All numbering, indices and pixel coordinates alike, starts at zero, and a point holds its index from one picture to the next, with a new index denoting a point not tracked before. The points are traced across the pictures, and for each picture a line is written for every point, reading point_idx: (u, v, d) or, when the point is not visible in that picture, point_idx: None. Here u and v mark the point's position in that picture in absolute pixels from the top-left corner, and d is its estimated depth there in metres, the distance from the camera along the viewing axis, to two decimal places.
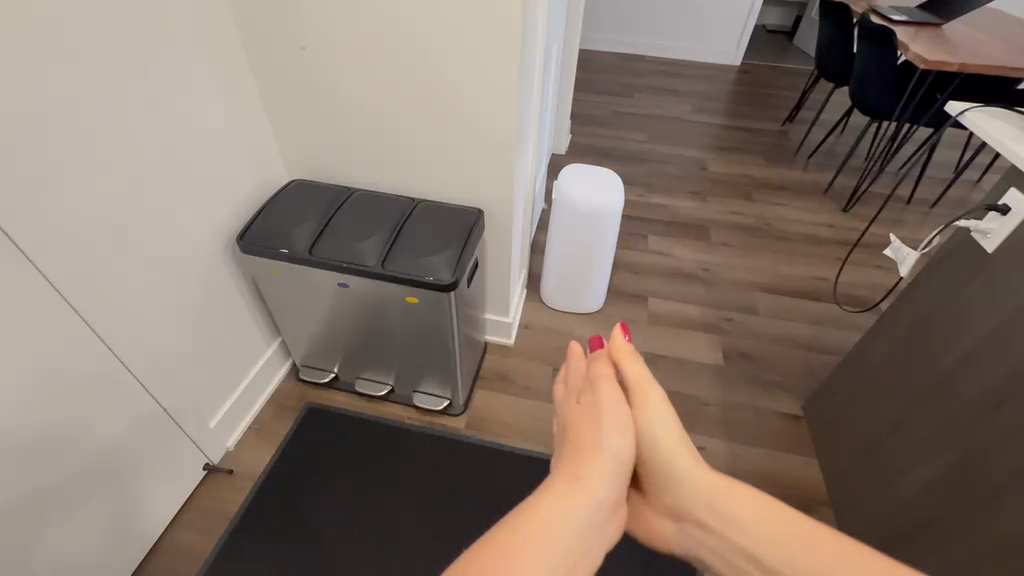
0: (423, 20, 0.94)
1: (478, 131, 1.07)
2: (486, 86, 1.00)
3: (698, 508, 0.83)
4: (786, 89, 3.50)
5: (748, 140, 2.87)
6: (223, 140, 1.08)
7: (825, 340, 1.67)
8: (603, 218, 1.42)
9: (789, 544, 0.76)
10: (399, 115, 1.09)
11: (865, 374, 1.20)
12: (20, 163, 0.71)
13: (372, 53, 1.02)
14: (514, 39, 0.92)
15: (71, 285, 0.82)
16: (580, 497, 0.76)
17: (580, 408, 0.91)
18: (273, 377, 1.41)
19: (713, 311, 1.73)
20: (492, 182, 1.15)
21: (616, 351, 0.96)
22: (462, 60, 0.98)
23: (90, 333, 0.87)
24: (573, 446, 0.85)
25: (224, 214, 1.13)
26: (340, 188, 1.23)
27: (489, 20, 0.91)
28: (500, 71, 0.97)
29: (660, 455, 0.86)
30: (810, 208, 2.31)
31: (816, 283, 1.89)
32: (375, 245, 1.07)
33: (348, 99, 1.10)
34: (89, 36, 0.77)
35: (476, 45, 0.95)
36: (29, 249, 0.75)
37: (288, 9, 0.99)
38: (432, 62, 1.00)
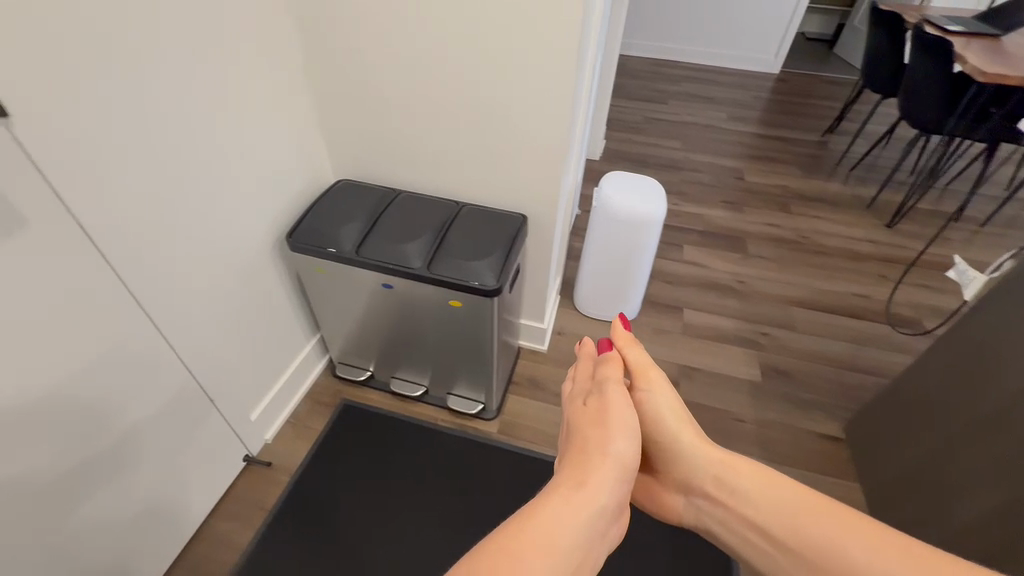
0: (477, 25, 0.95)
1: (526, 136, 1.08)
2: (534, 92, 1.01)
3: (704, 480, 0.84)
4: (825, 99, 3.42)
5: (786, 150, 2.80)
6: (277, 140, 1.11)
7: (867, 359, 1.61)
8: (646, 228, 1.41)
9: (796, 514, 0.75)
10: (447, 119, 1.10)
11: (916, 398, 1.16)
12: (84, 140, 0.74)
13: (423, 56, 1.03)
14: (566, 46, 0.93)
15: (122, 260, 0.83)
16: (588, 501, 0.73)
17: (586, 408, 0.89)
18: (311, 373, 1.43)
19: (750, 325, 1.69)
20: (538, 188, 1.15)
21: (620, 340, 0.98)
22: (513, 67, 0.99)
23: (137, 308, 0.88)
24: (577, 447, 0.83)
25: (273, 210, 1.15)
26: (386, 189, 1.25)
27: (543, 26, 0.92)
28: (555, 77, 0.97)
29: (666, 434, 0.88)
30: (851, 222, 2.24)
31: (858, 300, 1.83)
32: (420, 247, 1.08)
33: (398, 103, 1.11)
34: (158, 35, 0.81)
35: (528, 53, 0.96)
36: (87, 223, 0.77)
37: (344, 12, 1.01)
38: (482, 68, 1.01)
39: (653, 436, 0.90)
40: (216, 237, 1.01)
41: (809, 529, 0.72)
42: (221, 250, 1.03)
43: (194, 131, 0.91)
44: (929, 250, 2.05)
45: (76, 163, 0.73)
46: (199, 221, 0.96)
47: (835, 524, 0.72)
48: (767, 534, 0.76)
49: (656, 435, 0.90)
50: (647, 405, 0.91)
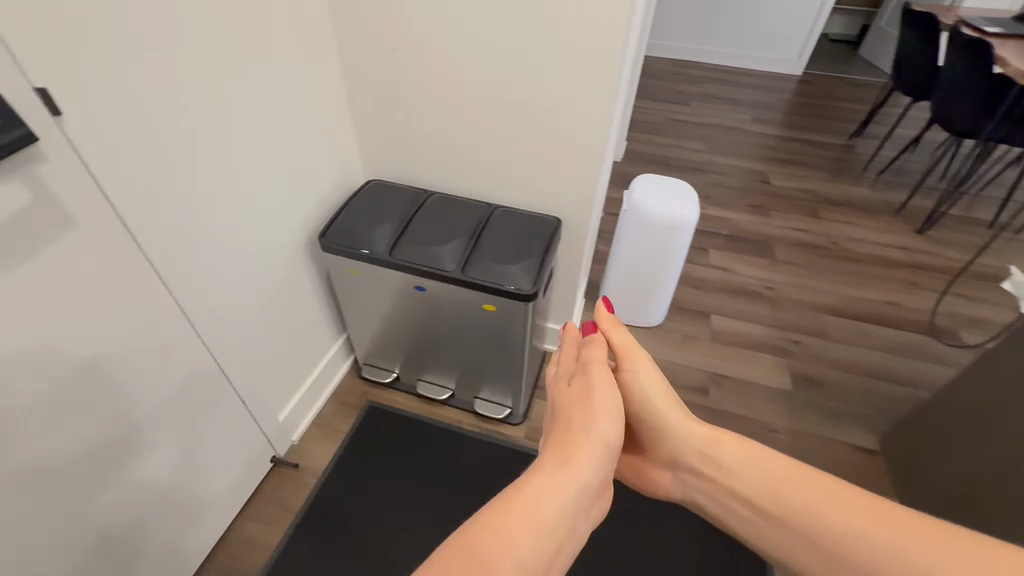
0: (519, 25, 0.93)
1: (564, 139, 1.06)
2: (575, 94, 0.99)
3: (690, 455, 0.85)
4: (851, 101, 3.35)
5: (812, 154, 2.75)
6: (311, 140, 1.10)
7: (903, 369, 1.57)
8: (680, 232, 1.38)
9: (777, 483, 0.75)
10: (484, 121, 1.09)
11: (961, 412, 1.12)
12: (126, 133, 0.73)
13: (462, 57, 1.01)
14: (610, 47, 0.90)
15: (156, 252, 0.82)
16: (572, 479, 0.71)
17: (572, 391, 0.88)
18: (335, 375, 1.42)
19: (780, 332, 1.65)
20: (574, 191, 1.13)
21: (604, 324, 0.96)
22: (554, 68, 0.97)
23: (171, 303, 0.86)
24: (561, 428, 0.82)
25: (305, 210, 1.14)
26: (417, 190, 1.23)
27: (587, 26, 0.89)
28: (598, 77, 0.95)
29: (653, 414, 0.89)
30: (881, 228, 2.19)
31: (891, 308, 1.78)
32: (454, 250, 1.06)
33: (433, 103, 1.10)
34: (202, 35, 0.80)
35: (570, 53, 0.94)
36: (126, 216, 0.76)
37: (381, 11, 1.00)
38: (521, 69, 0.99)
39: (640, 416, 0.91)
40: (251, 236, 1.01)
41: (786, 496, 0.73)
42: (254, 249, 1.02)
43: (233, 131, 0.90)
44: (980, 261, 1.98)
45: (121, 163, 0.73)
46: (235, 221, 0.96)
47: (816, 493, 0.72)
48: (750, 504, 0.76)
49: (643, 415, 0.90)
50: (633, 386, 0.91)
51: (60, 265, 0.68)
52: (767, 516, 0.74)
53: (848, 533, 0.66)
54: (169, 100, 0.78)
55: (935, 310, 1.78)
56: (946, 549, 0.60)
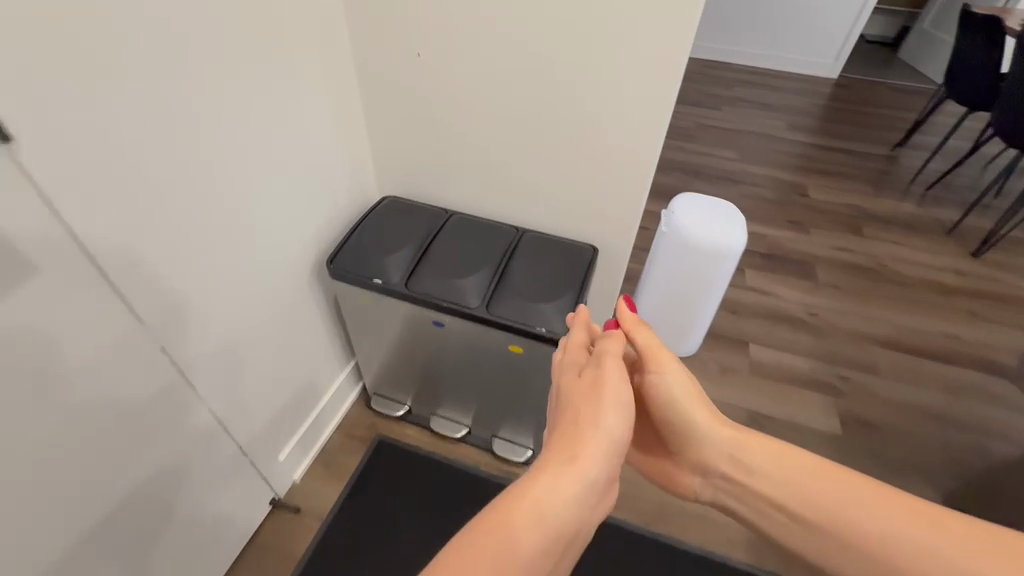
0: (567, 29, 0.81)
1: (608, 158, 0.94)
2: (625, 109, 0.86)
3: (719, 457, 0.74)
4: (892, 108, 3.16)
5: (852, 164, 2.58)
6: (323, 153, 0.98)
7: (965, 414, 1.42)
8: (725, 261, 1.24)
9: (806, 485, 0.67)
10: (519, 135, 0.96)
11: None
12: (111, 168, 0.61)
13: (499, 62, 0.88)
14: (674, 57, 0.78)
15: (145, 301, 0.71)
16: (573, 482, 0.59)
17: (578, 379, 0.72)
18: (342, 406, 1.30)
19: (826, 366, 1.51)
20: (615, 216, 1.01)
21: (626, 323, 0.78)
22: (604, 77, 0.84)
23: (160, 356, 0.75)
24: (565, 419, 0.67)
25: (315, 233, 1.03)
26: (438, 211, 1.11)
27: (648, 32, 0.77)
28: (655, 88, 0.82)
29: (680, 416, 0.76)
30: (932, 249, 2.03)
31: (948, 342, 1.63)
32: (479, 283, 0.94)
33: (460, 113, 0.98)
34: (202, 44, 0.68)
35: (625, 62, 0.81)
36: (107, 264, 0.64)
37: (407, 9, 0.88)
38: (566, 78, 0.86)
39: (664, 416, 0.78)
40: (255, 265, 0.89)
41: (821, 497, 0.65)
42: (259, 279, 0.91)
43: (234, 148, 0.78)
44: None
45: (104, 200, 0.62)
46: (237, 248, 0.84)
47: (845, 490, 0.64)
48: (776, 507, 0.68)
49: (667, 416, 0.78)
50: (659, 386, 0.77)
51: (26, 327, 0.57)
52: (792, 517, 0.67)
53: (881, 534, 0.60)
54: (164, 126, 0.67)
55: (997, 346, 1.63)
56: (991, 541, 0.55)
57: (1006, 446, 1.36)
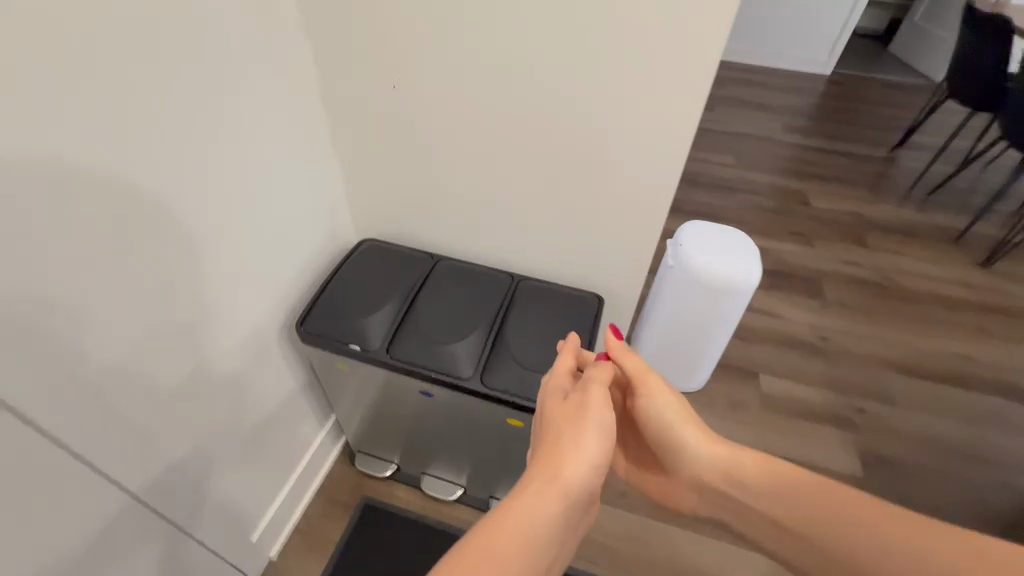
0: (567, 62, 0.69)
1: (616, 200, 0.82)
2: (639, 149, 0.75)
3: (714, 474, 0.74)
4: (888, 105, 3.08)
5: (852, 168, 2.49)
6: (290, 201, 0.85)
7: (988, 446, 1.35)
8: (737, 296, 1.14)
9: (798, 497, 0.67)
10: (515, 176, 0.84)
11: None
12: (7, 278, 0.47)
13: (490, 96, 0.76)
14: (693, 91, 0.67)
15: (69, 422, 0.57)
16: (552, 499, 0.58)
17: (563, 403, 0.71)
18: (323, 466, 1.18)
19: (843, 397, 1.43)
20: (623, 262, 0.90)
21: (612, 350, 0.78)
22: (612, 116, 0.72)
23: (96, 480, 0.62)
24: (549, 440, 0.66)
25: (281, 291, 0.90)
26: (422, 257, 0.99)
27: (665, 65, 0.65)
28: (672, 117, 0.70)
29: (672, 437, 0.77)
30: (941, 260, 1.95)
31: (963, 363, 1.56)
32: (472, 347, 0.83)
33: (447, 150, 0.85)
34: (128, 102, 0.54)
35: (637, 98, 0.69)
36: (13, 395, 0.50)
37: (379, 33, 0.74)
38: (570, 116, 0.74)
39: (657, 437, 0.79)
40: (219, 340, 0.77)
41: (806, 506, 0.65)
42: (225, 352, 0.79)
43: (187, 214, 0.65)
44: None
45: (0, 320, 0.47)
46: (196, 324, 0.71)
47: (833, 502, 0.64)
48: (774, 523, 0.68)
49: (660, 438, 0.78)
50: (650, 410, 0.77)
51: None
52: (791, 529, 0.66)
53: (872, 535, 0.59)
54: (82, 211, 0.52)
55: (1016, 367, 1.56)
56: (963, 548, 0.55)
57: None
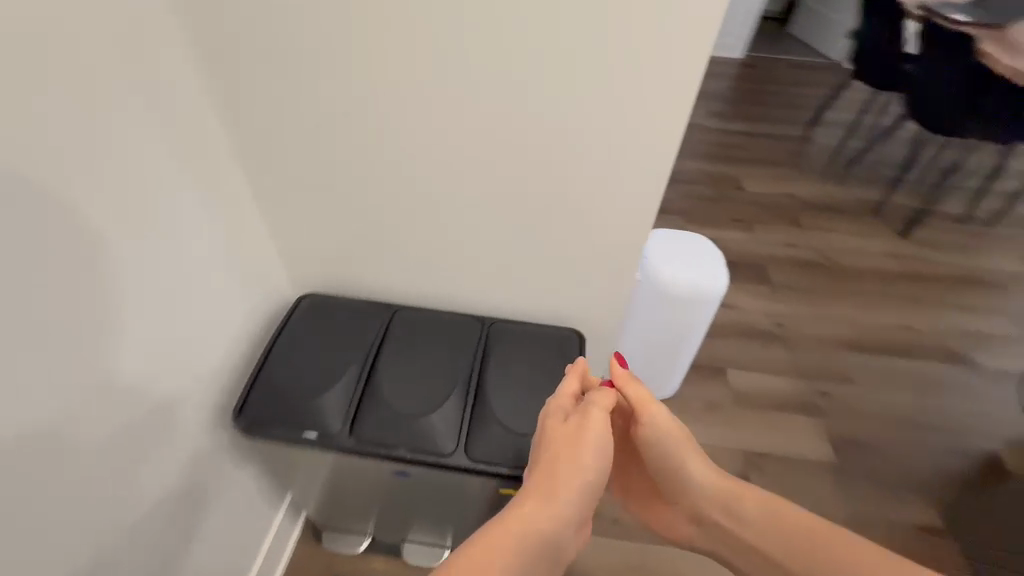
0: (557, 69, 0.61)
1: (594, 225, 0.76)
2: (614, 171, 0.69)
3: (713, 510, 0.69)
4: (798, 83, 3.25)
5: (776, 147, 2.59)
6: (189, 261, 0.71)
7: (933, 411, 1.45)
8: (706, 307, 1.12)
9: (797, 539, 0.64)
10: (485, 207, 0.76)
11: None
12: None
13: (464, 117, 0.67)
14: (685, 107, 0.62)
15: None
16: (547, 514, 0.62)
17: (563, 422, 0.69)
18: (283, 552, 1.04)
19: (803, 382, 1.48)
20: (604, 288, 0.85)
21: (617, 379, 0.71)
22: (593, 130, 0.65)
23: None
24: (547, 458, 0.66)
25: (202, 367, 0.75)
26: (374, 309, 0.87)
27: (663, 77, 0.60)
28: (655, 130, 0.64)
29: (673, 471, 0.71)
30: (866, 233, 2.08)
31: (899, 332, 1.66)
32: (448, 416, 0.74)
33: (409, 188, 0.76)
34: None
35: (628, 112, 0.63)
36: None
37: (335, 51, 0.63)
38: (538, 131, 0.67)
39: (655, 469, 0.72)
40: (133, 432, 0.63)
41: (808, 551, 0.62)
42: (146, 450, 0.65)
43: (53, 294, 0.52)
44: (986, 266, 1.95)
45: None
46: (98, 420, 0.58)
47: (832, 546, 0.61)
48: (768, 559, 0.65)
49: (658, 470, 0.72)
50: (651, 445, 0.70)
51: None
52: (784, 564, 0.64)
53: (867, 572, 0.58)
54: None
55: (943, 330, 1.69)
56: None
57: (974, 438, 1.40)
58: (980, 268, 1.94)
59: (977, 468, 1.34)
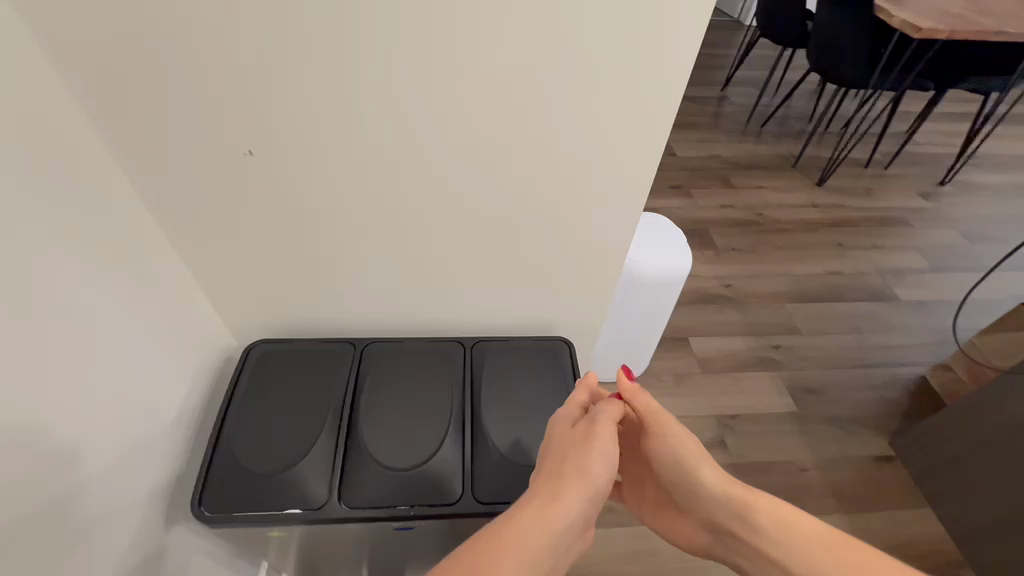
0: (558, 66, 0.61)
1: (573, 221, 0.77)
2: (601, 170, 0.71)
3: (727, 520, 0.68)
4: (708, 43, 3.34)
5: (698, 109, 2.66)
6: (92, 314, 0.59)
7: (869, 348, 1.59)
8: (674, 289, 1.11)
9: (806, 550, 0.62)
10: (467, 217, 0.75)
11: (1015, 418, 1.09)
12: None
13: (453, 136, 0.66)
14: (670, 117, 0.66)
15: None
16: (545, 527, 0.55)
17: (571, 429, 0.67)
18: None
19: (756, 339, 1.56)
20: (587, 279, 0.85)
21: (625, 392, 0.75)
22: (587, 131, 0.67)
23: None
24: (551, 468, 0.62)
25: (141, 443, 0.65)
26: (341, 350, 0.82)
27: (660, 74, 0.62)
28: (639, 129, 0.67)
29: (685, 479, 0.72)
30: (789, 187, 2.20)
31: (828, 277, 1.79)
32: (447, 459, 0.72)
33: (406, 198, 0.73)
34: None
35: (625, 105, 0.65)
36: None
37: (325, 79, 0.60)
38: (524, 138, 0.67)
39: (668, 479, 0.74)
40: (77, 528, 0.54)
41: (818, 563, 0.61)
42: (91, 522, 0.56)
43: None
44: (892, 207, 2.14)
45: None
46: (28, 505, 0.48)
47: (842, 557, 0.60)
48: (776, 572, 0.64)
49: (672, 481, 0.74)
50: (661, 453, 0.73)
51: None
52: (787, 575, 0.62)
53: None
54: None
55: (866, 270, 1.84)
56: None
57: (905, 367, 1.55)
58: (888, 209, 2.13)
59: (912, 395, 1.48)
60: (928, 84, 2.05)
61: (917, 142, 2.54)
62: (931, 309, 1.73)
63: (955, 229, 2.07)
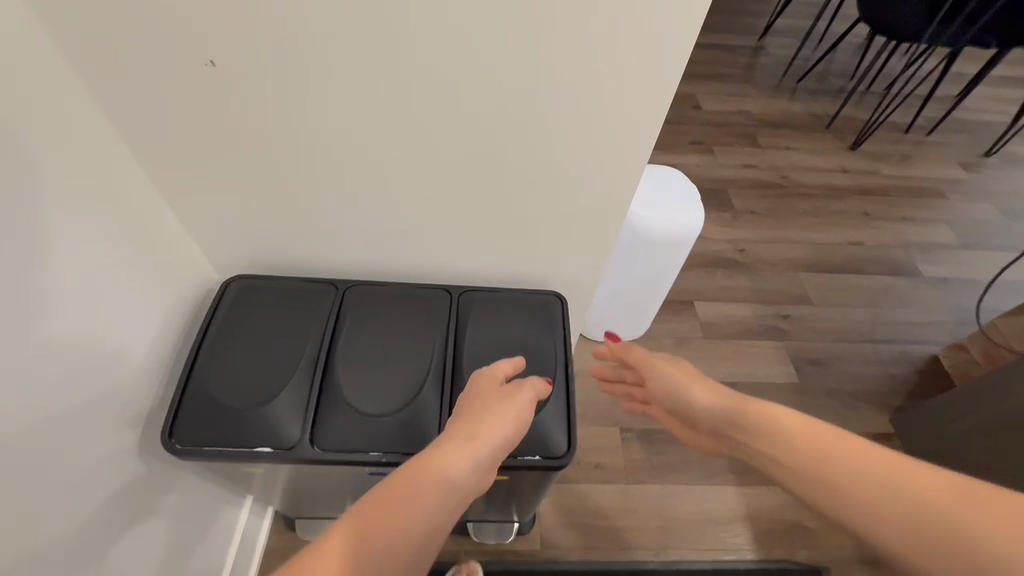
0: None
1: (569, 169, 0.71)
2: (603, 117, 0.65)
3: (728, 433, 0.67)
4: None
5: (731, 59, 2.47)
6: (71, 256, 0.57)
7: (882, 324, 1.52)
8: (681, 249, 1.05)
9: (803, 442, 0.58)
10: (455, 161, 0.69)
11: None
12: None
13: (438, 128, 0.65)
14: (680, 66, 0.59)
15: None
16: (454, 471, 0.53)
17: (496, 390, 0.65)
18: (254, 546, 0.97)
19: (765, 307, 1.50)
20: (587, 234, 0.80)
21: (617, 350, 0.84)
22: (590, 72, 0.60)
23: None
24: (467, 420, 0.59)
25: (117, 376, 0.64)
26: (324, 291, 0.80)
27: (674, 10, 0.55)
28: (648, 73, 0.60)
29: (689, 410, 0.74)
30: (819, 150, 2.06)
31: (849, 249, 1.70)
32: (424, 410, 0.70)
33: (386, 137, 0.67)
34: None
35: (633, 43, 0.57)
36: None
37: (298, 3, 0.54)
38: (517, 76, 0.60)
39: (680, 416, 0.76)
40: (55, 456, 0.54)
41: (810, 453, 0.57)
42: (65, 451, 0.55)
43: None
44: (928, 177, 2.00)
45: None
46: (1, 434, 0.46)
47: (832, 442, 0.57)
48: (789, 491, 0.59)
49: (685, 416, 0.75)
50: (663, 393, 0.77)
51: None
52: (793, 487, 0.58)
53: (869, 498, 0.51)
54: None
55: (889, 243, 1.74)
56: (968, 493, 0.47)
57: (916, 345, 1.49)
58: (924, 180, 1.99)
59: (920, 374, 1.43)
60: (991, 41, 1.87)
61: (966, 108, 2.34)
62: (955, 287, 1.64)
63: (993, 205, 1.94)
